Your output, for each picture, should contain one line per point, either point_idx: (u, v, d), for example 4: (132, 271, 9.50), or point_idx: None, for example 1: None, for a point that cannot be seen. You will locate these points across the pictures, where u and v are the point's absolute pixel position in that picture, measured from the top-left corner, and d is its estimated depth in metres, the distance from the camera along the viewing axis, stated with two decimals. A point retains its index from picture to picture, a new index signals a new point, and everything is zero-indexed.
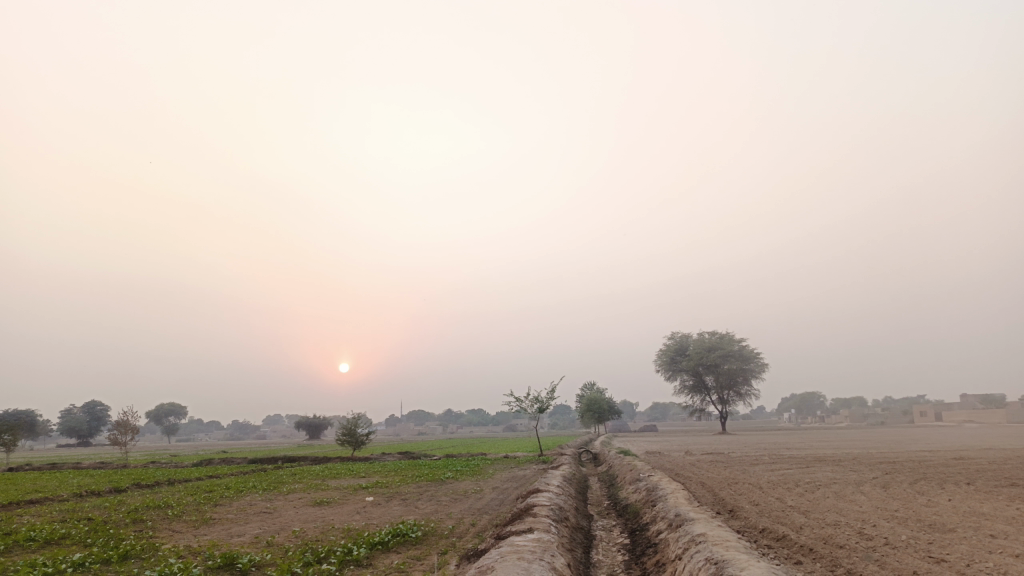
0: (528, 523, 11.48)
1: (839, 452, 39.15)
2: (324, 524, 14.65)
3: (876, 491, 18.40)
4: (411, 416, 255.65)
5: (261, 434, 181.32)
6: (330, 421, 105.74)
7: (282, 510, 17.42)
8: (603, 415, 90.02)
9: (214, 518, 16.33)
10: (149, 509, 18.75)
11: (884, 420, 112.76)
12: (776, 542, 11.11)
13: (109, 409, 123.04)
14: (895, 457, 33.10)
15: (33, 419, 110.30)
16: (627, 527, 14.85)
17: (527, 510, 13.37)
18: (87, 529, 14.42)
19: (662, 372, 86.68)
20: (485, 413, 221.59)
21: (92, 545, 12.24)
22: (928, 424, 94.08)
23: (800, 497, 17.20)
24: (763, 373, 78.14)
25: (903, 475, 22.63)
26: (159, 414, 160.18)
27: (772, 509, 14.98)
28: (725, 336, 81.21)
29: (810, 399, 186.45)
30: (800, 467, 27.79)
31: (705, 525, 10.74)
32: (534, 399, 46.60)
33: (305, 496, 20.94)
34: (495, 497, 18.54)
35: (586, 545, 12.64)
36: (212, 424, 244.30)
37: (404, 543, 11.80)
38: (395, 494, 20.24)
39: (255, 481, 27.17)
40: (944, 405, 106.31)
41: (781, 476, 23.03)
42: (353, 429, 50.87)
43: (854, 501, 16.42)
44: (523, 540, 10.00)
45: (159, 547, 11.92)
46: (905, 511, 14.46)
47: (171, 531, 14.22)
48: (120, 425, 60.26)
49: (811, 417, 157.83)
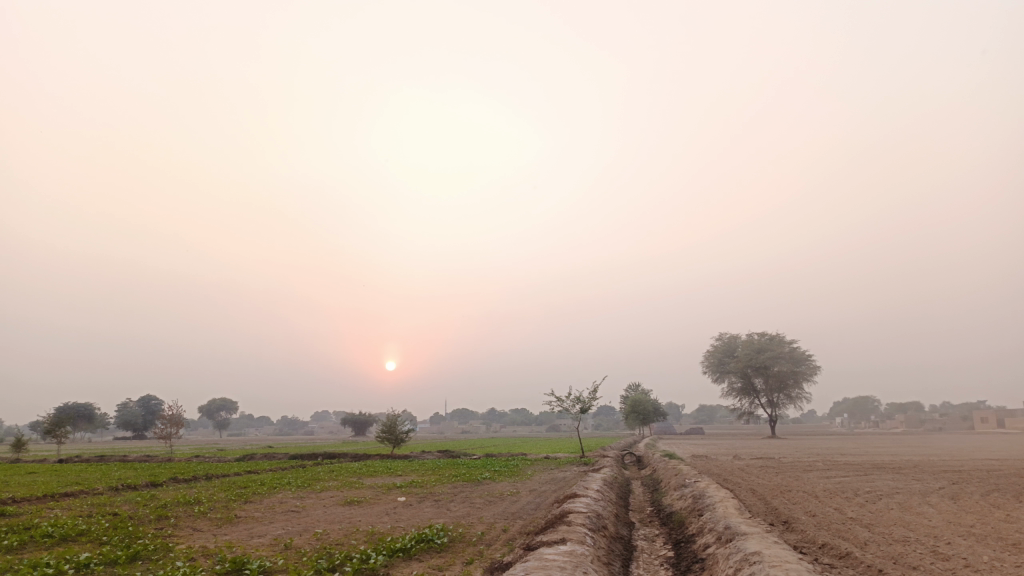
0: (561, 534, 10.49)
1: (897, 458, 37.27)
2: (348, 525, 13.94)
3: (946, 502, 16.92)
4: (456, 414, 256.16)
5: (308, 430, 184.17)
6: (375, 418, 106.50)
7: (311, 510, 16.79)
8: (648, 418, 88.24)
9: (239, 517, 15.69)
10: (177, 504, 18.35)
11: (942, 426, 108.39)
12: (838, 561, 9.95)
13: (163, 404, 125.96)
14: (960, 465, 31.23)
15: (92, 413, 113.42)
16: (670, 538, 13.84)
17: (561, 517, 12.36)
18: (106, 526, 14.00)
19: (710, 374, 84.53)
20: (529, 413, 220.86)
21: (105, 544, 11.68)
22: (990, 431, 90.01)
23: (860, 509, 15.87)
24: (815, 376, 75.51)
25: (973, 485, 20.97)
26: (211, 409, 164.07)
27: (831, 521, 13.79)
28: (774, 338, 78.73)
29: (864, 403, 180.94)
30: (855, 474, 26.19)
31: (761, 541, 9.57)
32: (576, 399, 45.61)
33: (337, 495, 20.29)
34: (531, 500, 17.67)
35: (625, 557, 11.68)
36: (262, 420, 249.35)
37: (427, 550, 10.98)
38: (428, 495, 19.52)
39: (291, 478, 26.78)
40: (1007, 412, 101.74)
41: (837, 484, 21.59)
42: (394, 427, 50.43)
43: (923, 514, 15.06)
44: (553, 553, 9.05)
45: (172, 547, 11.34)
46: (983, 527, 13.10)
47: (193, 529, 13.71)
48: (168, 419, 61.04)
49: (864, 422, 153.38)
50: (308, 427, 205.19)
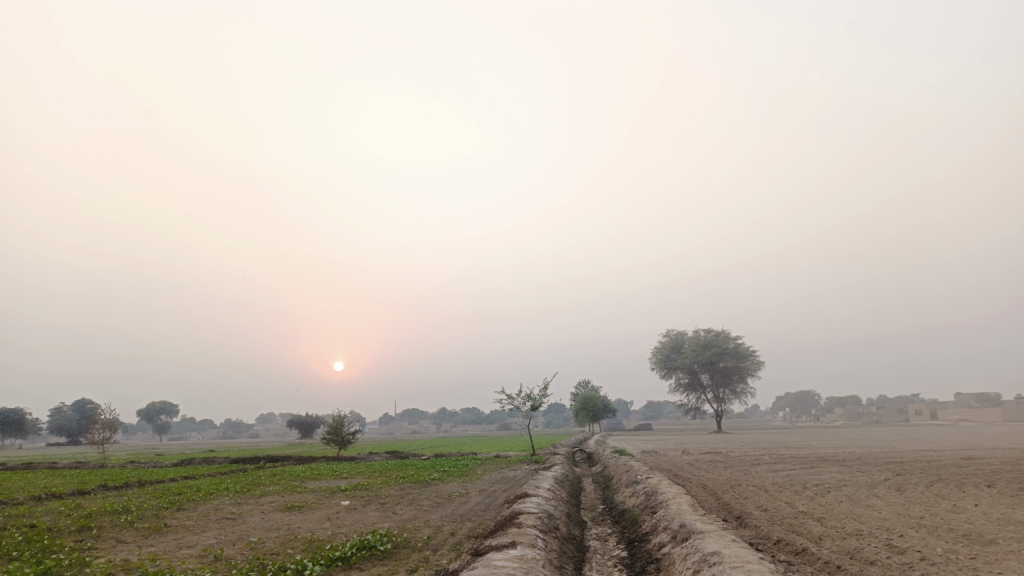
0: (510, 537, 9.95)
1: (841, 451, 37.82)
2: (286, 533, 13.19)
3: (893, 494, 16.96)
4: (406, 414, 254.13)
5: (252, 433, 180.01)
6: (323, 420, 104.42)
7: (247, 517, 15.92)
8: (598, 415, 88.41)
9: (169, 526, 14.72)
10: (103, 514, 17.24)
11: (879, 419, 111.77)
12: (795, 558, 9.69)
13: (98, 408, 121.27)
14: (902, 456, 31.91)
15: (23, 418, 108.26)
16: (623, 537, 13.50)
17: (510, 519, 11.84)
18: (20, 539, 12.96)
19: (658, 370, 85.32)
20: (479, 412, 220.12)
21: (15, 560, 10.71)
22: (925, 423, 92.81)
23: (811, 502, 15.78)
24: (759, 371, 76.91)
25: (917, 476, 21.20)
26: (151, 412, 158.62)
27: (784, 516, 13.59)
28: (720, 334, 79.65)
29: (805, 397, 185.77)
30: (803, 467, 26.37)
31: (718, 541, 9.22)
32: (526, 397, 45.16)
33: (277, 500, 19.36)
34: (480, 501, 17.14)
35: (577, 559, 11.26)
36: (205, 423, 242.78)
37: (369, 558, 10.36)
38: (373, 498, 18.78)
39: (230, 483, 25.67)
40: (940, 404, 105.48)
41: (786, 478, 21.58)
42: (339, 428, 49.18)
43: (873, 506, 15.01)
44: (501, 559, 8.48)
45: (89, 562, 10.41)
46: (933, 518, 13.03)
47: (117, 541, 12.77)
48: (100, 423, 58.15)
49: (805, 416, 157.24)
50: (253, 430, 200.26)
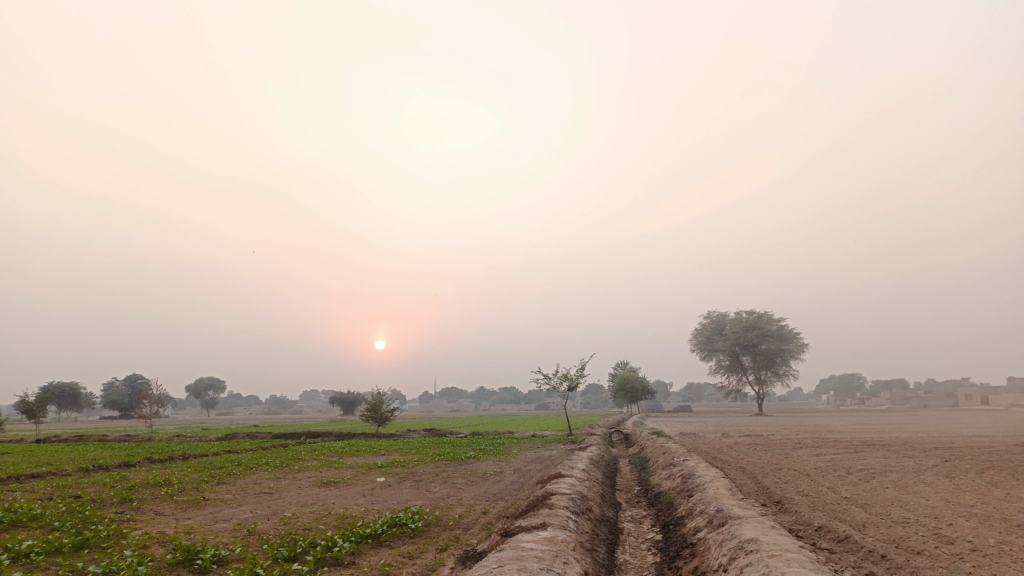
0: (541, 518, 9.76)
1: (886, 434, 36.92)
2: (320, 508, 13.25)
3: (942, 481, 16.37)
4: (445, 393, 256.87)
5: (296, 409, 183.67)
6: (364, 398, 105.84)
7: (284, 491, 16.09)
8: (636, 395, 87.94)
9: (207, 500, 14.89)
10: (145, 486, 17.58)
11: (927, 403, 109.15)
12: (837, 546, 9.34)
13: (148, 384, 124.77)
14: (949, 442, 31.04)
15: (77, 391, 111.98)
16: (659, 520, 13.27)
17: (543, 499, 11.67)
18: (64, 509, 13.22)
19: (698, 352, 84.39)
20: (517, 391, 221.10)
21: (55, 530, 10.91)
22: (975, 408, 90.32)
23: (855, 488, 15.29)
24: (803, 353, 75.48)
25: (967, 463, 20.47)
26: (197, 388, 162.72)
27: (826, 501, 13.20)
28: (763, 315, 78.29)
29: (850, 380, 182.35)
30: (847, 451, 25.76)
31: (756, 527, 8.89)
32: (563, 376, 44.97)
33: (314, 475, 19.55)
34: (515, 481, 17.02)
35: (610, 542, 11.04)
36: (250, 399, 248.55)
37: (400, 536, 10.30)
38: (409, 475, 18.83)
39: (270, 458, 26.05)
40: (991, 388, 102.58)
41: (828, 463, 21.06)
42: (378, 406, 49.65)
43: (919, 493, 14.49)
44: (530, 540, 8.30)
45: (126, 534, 10.53)
46: (984, 507, 12.50)
47: (155, 513, 12.96)
48: (149, 397, 59.51)
49: (850, 399, 154.53)
50: (297, 406, 204.35)
